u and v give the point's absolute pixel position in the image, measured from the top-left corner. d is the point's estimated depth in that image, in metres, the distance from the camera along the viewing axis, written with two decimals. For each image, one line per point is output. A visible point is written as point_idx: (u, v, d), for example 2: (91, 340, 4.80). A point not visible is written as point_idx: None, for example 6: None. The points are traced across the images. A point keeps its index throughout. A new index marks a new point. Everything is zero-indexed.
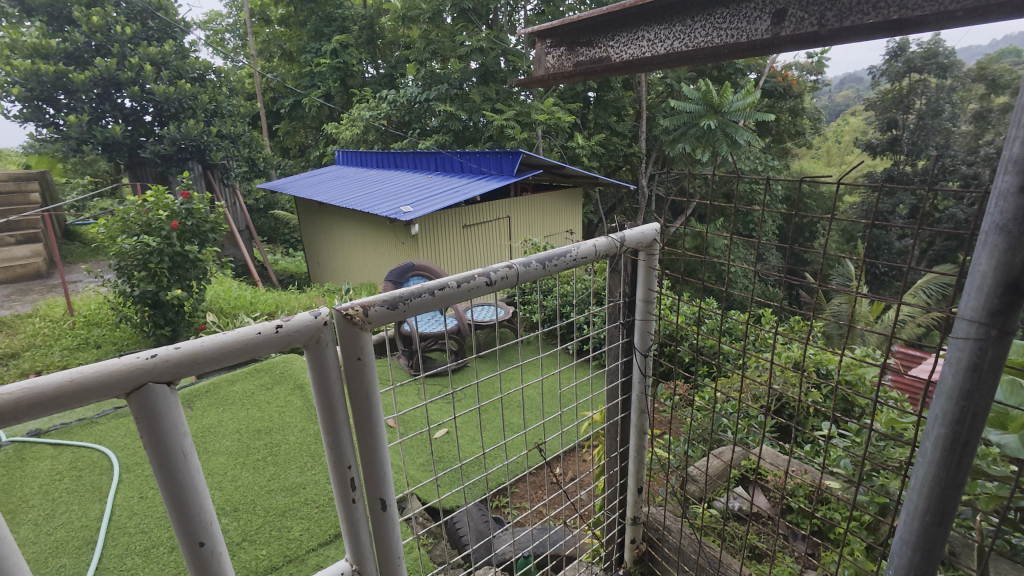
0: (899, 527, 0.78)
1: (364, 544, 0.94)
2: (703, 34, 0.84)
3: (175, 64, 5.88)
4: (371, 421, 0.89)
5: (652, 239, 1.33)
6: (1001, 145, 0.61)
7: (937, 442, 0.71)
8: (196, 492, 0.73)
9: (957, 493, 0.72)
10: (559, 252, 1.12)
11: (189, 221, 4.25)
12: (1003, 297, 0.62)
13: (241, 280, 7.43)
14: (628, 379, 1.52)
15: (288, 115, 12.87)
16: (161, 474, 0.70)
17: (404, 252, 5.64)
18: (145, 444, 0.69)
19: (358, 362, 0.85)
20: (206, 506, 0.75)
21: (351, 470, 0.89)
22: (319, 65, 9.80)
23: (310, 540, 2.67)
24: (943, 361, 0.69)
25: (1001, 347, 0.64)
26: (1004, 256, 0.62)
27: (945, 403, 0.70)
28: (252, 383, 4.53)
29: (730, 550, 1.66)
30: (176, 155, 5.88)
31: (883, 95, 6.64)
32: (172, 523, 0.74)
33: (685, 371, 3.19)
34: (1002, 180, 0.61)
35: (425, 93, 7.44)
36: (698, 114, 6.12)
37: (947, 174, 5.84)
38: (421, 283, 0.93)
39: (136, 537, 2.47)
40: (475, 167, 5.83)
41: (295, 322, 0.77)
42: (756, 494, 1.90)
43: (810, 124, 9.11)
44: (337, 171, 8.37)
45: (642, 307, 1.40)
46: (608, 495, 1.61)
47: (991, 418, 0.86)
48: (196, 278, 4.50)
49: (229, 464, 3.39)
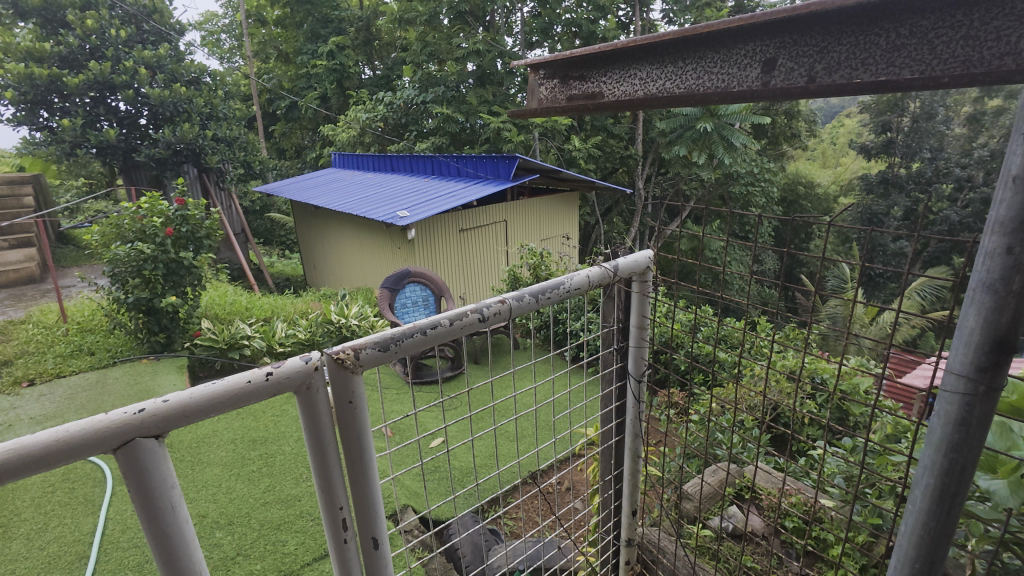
0: (889, 572, 0.78)
1: None
2: (696, 77, 0.84)
3: (170, 68, 5.85)
4: (363, 463, 0.89)
5: (645, 266, 1.33)
6: (987, 206, 0.61)
7: (927, 493, 0.71)
8: (186, 543, 0.73)
9: (946, 542, 0.72)
10: (552, 285, 1.12)
11: (184, 227, 4.23)
12: (991, 355, 0.63)
13: (237, 284, 7.41)
14: (622, 404, 1.52)
15: (283, 116, 12.81)
16: (150, 527, 0.70)
17: (401, 257, 5.63)
18: (133, 498, 0.68)
19: (349, 405, 0.85)
20: (196, 556, 0.75)
21: (343, 511, 0.88)
22: (316, 67, 9.78)
23: (305, 554, 2.65)
24: (932, 413, 0.69)
25: (988, 402, 0.65)
26: (990, 314, 0.62)
27: (935, 454, 0.70)
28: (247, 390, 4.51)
29: (724, 571, 1.66)
30: (171, 159, 5.85)
31: (879, 99, 6.65)
32: (161, 574, 0.74)
33: (681, 379, 3.20)
34: (988, 241, 0.61)
35: (422, 97, 7.42)
36: (695, 118, 6.11)
37: (942, 178, 5.86)
38: (413, 321, 0.93)
39: (129, 552, 2.46)
40: (472, 172, 5.83)
41: (286, 370, 0.77)
42: (750, 513, 1.90)
43: (806, 127, 9.13)
44: (333, 174, 8.35)
45: (636, 334, 1.40)
46: (602, 517, 1.62)
47: (981, 461, 0.86)
48: (191, 285, 4.48)
49: (224, 475, 3.37)
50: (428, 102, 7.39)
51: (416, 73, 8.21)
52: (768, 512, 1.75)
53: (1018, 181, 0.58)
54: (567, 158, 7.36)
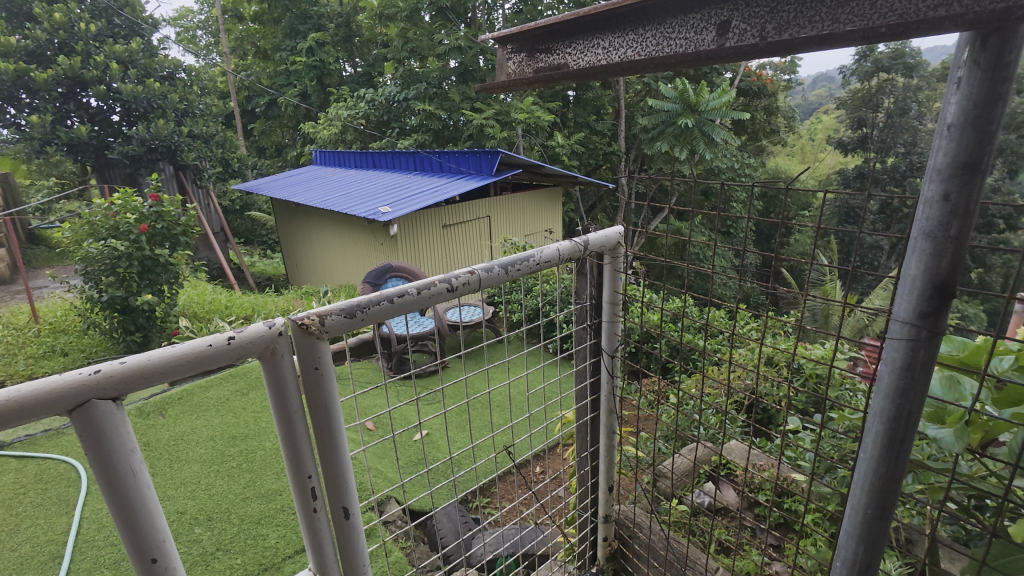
0: (845, 522, 0.81)
1: (327, 553, 0.93)
2: (655, 43, 0.86)
3: (143, 62, 5.72)
4: (331, 431, 0.89)
5: (616, 242, 1.35)
6: (926, 157, 0.63)
7: (877, 440, 0.74)
8: (148, 509, 0.72)
9: (896, 486, 0.75)
10: (522, 257, 1.12)
11: (159, 224, 4.15)
12: (933, 301, 0.65)
13: (216, 283, 7.29)
14: (597, 380, 1.54)
15: (263, 114, 12.62)
16: (110, 493, 0.69)
17: (383, 253, 5.59)
18: (90, 462, 0.67)
19: (316, 372, 0.85)
20: (159, 522, 0.74)
21: (312, 480, 0.88)
22: (295, 64, 9.65)
23: (287, 547, 2.62)
24: (880, 362, 0.72)
25: (931, 347, 0.67)
26: (930, 261, 0.65)
27: (883, 401, 0.73)
28: (227, 388, 4.43)
29: (699, 545, 1.69)
30: (146, 156, 5.73)
31: (854, 94, 6.76)
32: (122, 541, 0.73)
33: (663, 367, 3.23)
34: (928, 189, 0.63)
35: (404, 93, 7.38)
36: (675, 113, 6.17)
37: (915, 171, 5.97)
38: (380, 290, 0.93)
39: (105, 550, 2.41)
40: (454, 167, 5.80)
41: (248, 333, 0.76)
42: (726, 489, 1.93)
43: (784, 122, 9.26)
44: (314, 171, 8.25)
45: (608, 309, 1.42)
46: (580, 494, 1.64)
47: (931, 413, 0.89)
48: (168, 283, 4.40)
49: (203, 473, 3.32)
50: (410, 98, 7.33)
51: (397, 69, 8.14)
52: (743, 486, 1.79)
53: (954, 129, 0.60)
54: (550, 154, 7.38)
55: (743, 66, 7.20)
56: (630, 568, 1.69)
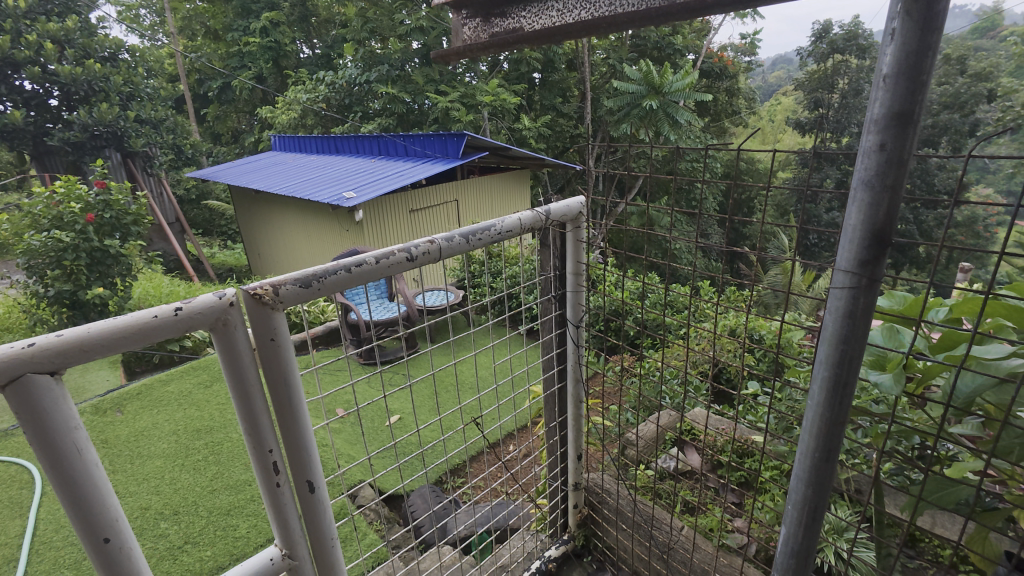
0: (795, 467, 0.85)
1: (292, 528, 0.92)
2: (608, 4, 0.86)
3: (81, 42, 5.37)
4: (292, 405, 0.87)
5: (578, 212, 1.36)
6: (864, 109, 0.66)
7: (822, 386, 0.78)
8: (98, 488, 0.70)
9: (840, 430, 0.79)
10: (482, 227, 1.12)
11: (108, 213, 3.94)
12: (871, 249, 0.68)
13: (173, 274, 7.00)
14: (563, 351, 1.55)
15: (216, 99, 12.05)
16: (54, 473, 0.66)
17: (349, 239, 5.47)
18: (30, 441, 0.64)
19: (272, 344, 0.83)
20: (110, 501, 0.72)
21: (273, 454, 0.87)
22: (248, 45, 9.22)
23: (258, 536, 2.58)
24: (825, 311, 0.75)
25: (870, 295, 0.71)
26: (868, 210, 0.67)
27: (828, 349, 0.76)
28: (189, 381, 4.29)
29: (666, 507, 1.74)
30: (89, 143, 5.41)
31: (810, 75, 6.92)
32: (71, 522, 0.70)
33: (631, 344, 3.29)
34: (867, 140, 0.66)
35: (365, 75, 7.17)
36: (640, 95, 6.20)
37: None
38: (337, 260, 0.91)
39: (64, 550, 2.33)
40: (419, 150, 5.68)
41: (198, 305, 0.74)
42: (691, 454, 1.99)
43: (745, 104, 9.42)
44: (273, 157, 7.97)
45: (572, 280, 1.43)
46: (550, 464, 1.67)
47: (873, 361, 0.94)
48: (121, 275, 4.20)
49: (167, 467, 3.22)
50: (372, 80, 7.12)
51: (358, 50, 7.89)
52: (707, 449, 1.87)
53: (889, 80, 0.62)
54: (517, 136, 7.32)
55: (705, 48, 7.27)
56: (600, 533, 1.74)
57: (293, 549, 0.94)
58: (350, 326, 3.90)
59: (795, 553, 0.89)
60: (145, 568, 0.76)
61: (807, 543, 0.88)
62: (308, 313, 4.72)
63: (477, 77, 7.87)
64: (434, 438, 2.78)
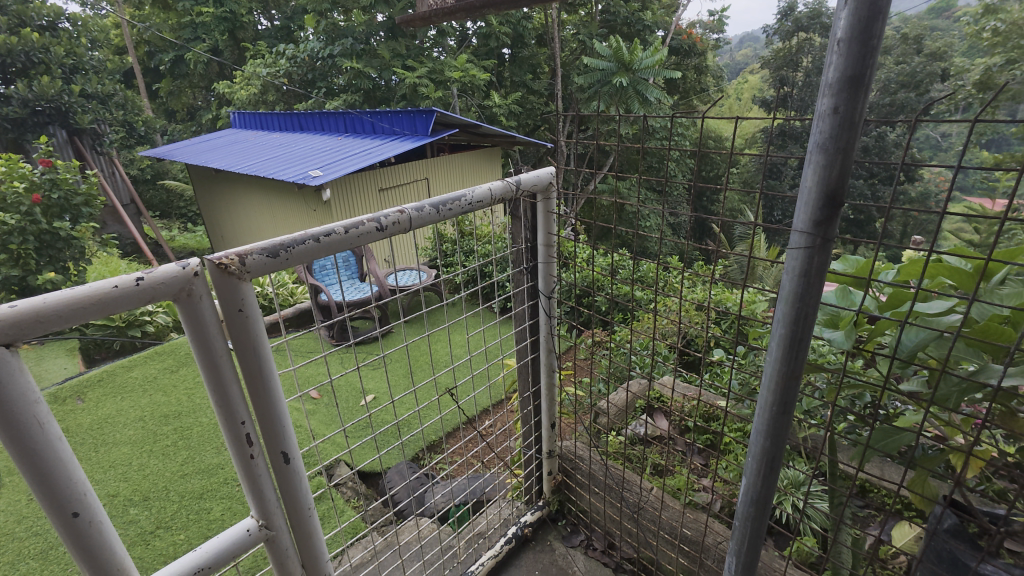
0: (755, 421, 0.90)
1: (268, 498, 0.93)
2: None
3: (15, 9, 4.98)
4: (263, 376, 0.86)
5: (548, 182, 1.36)
6: (821, 72, 0.68)
7: (780, 342, 0.82)
8: (63, 461, 0.69)
9: (795, 383, 0.84)
10: (453, 196, 1.11)
11: (56, 194, 3.73)
12: (825, 209, 0.72)
13: (130, 258, 6.71)
14: (536, 322, 1.58)
15: (169, 72, 11.41)
16: (14, 448, 0.65)
17: (316, 219, 5.34)
18: None
19: (240, 314, 0.82)
20: (76, 475, 0.70)
21: (246, 426, 0.86)
22: (202, 15, 8.72)
23: (234, 518, 2.57)
24: (782, 271, 0.78)
25: (823, 254, 0.74)
26: (823, 172, 0.70)
27: (785, 307, 0.80)
28: (154, 367, 4.16)
29: (637, 470, 1.81)
30: (30, 119, 5.08)
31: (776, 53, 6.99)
32: (36, 498, 0.69)
33: (602, 319, 3.35)
34: (822, 104, 0.68)
35: (328, 48, 6.90)
36: (610, 71, 6.18)
37: None
38: (304, 230, 0.89)
39: (28, 540, 2.27)
40: (388, 127, 5.53)
41: (160, 274, 0.72)
42: (660, 420, 2.07)
43: (713, 82, 9.48)
44: (234, 134, 7.65)
45: (543, 251, 1.45)
46: (524, 433, 1.71)
47: (827, 320, 1.00)
48: (74, 259, 4.00)
49: (135, 453, 3.15)
50: (336, 55, 6.85)
51: (320, 22, 7.57)
52: (675, 414, 1.94)
53: (843, 45, 0.64)
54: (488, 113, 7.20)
55: (674, 24, 7.26)
56: (574, 498, 1.79)
57: (269, 519, 0.94)
58: (321, 308, 3.84)
59: (755, 502, 0.94)
60: (117, 541, 0.76)
61: (765, 491, 0.93)
62: (277, 295, 4.62)
63: (446, 51, 7.67)
64: (410, 415, 2.80)
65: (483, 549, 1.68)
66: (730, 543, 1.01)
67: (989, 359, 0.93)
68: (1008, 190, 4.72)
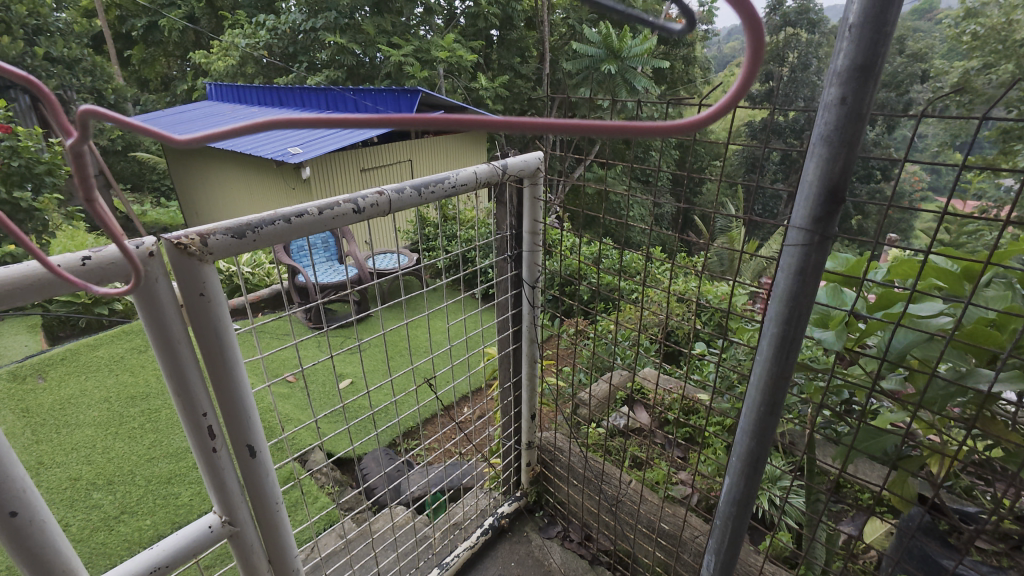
0: (741, 421, 0.88)
1: (231, 493, 0.88)
2: None
3: None
4: (227, 366, 0.81)
5: (536, 167, 1.31)
6: (829, 59, 0.64)
7: (772, 341, 0.79)
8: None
9: (784, 384, 0.81)
10: (436, 178, 1.06)
11: (15, 162, 3.54)
12: (825, 206, 0.69)
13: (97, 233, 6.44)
14: (519, 311, 1.54)
15: (142, 40, 10.93)
16: None
17: (295, 199, 5.18)
18: None
19: (201, 299, 0.75)
20: (13, 471, 0.64)
21: (208, 417, 0.81)
22: None
23: (202, 504, 2.49)
24: (777, 268, 0.75)
25: (821, 252, 0.71)
26: (826, 166, 0.67)
27: (778, 305, 0.77)
28: (121, 346, 4.02)
29: (616, 462, 1.81)
30: None
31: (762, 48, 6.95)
32: None
33: (583, 309, 3.33)
34: (829, 94, 0.65)
35: (310, 21, 6.65)
36: (598, 58, 6.11)
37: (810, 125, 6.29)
38: (274, 210, 0.83)
39: None
40: (371, 106, 5.38)
41: (109, 253, 0.65)
42: (640, 412, 2.06)
43: (700, 74, 9.45)
44: (210, 107, 7.37)
45: (529, 239, 1.40)
46: (504, 424, 1.69)
47: (817, 320, 0.97)
48: (35, 232, 3.81)
49: (99, 435, 3.04)
50: (319, 28, 6.55)
51: None
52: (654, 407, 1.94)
53: (854, 30, 0.60)
54: (474, 96, 7.03)
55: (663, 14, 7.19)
56: (552, 489, 1.78)
57: (233, 514, 0.89)
58: (297, 290, 3.74)
59: (737, 502, 0.93)
60: (61, 539, 0.70)
61: (748, 491, 0.92)
62: (252, 276, 4.48)
63: (432, 30, 7.47)
64: (387, 402, 2.75)
65: (459, 540, 1.65)
66: (709, 540, 1.00)
67: (975, 363, 0.93)
68: (980, 194, 4.81)
